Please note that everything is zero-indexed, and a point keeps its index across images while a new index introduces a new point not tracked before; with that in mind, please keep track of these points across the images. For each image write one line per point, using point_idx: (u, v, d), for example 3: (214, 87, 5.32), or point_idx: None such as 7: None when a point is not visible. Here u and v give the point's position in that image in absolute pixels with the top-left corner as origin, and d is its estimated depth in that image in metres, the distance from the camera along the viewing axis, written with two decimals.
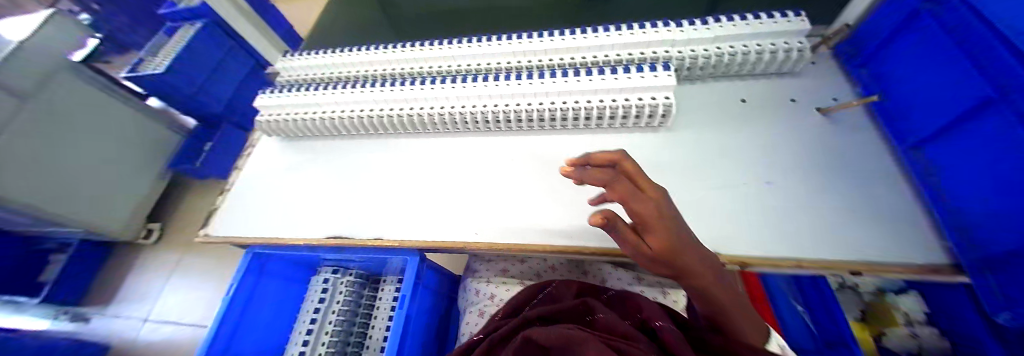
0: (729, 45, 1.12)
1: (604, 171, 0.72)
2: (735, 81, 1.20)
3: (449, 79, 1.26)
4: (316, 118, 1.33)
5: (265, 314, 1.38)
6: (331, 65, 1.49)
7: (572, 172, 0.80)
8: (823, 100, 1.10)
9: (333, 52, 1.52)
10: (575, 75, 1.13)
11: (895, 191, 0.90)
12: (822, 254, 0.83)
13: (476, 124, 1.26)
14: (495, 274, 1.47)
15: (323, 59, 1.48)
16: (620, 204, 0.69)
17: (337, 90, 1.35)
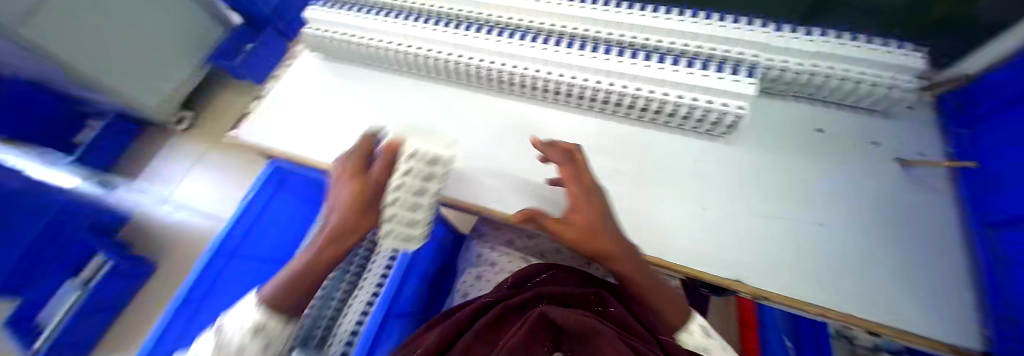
0: (828, 64, 0.99)
1: (560, 153, 0.88)
2: (814, 106, 1.09)
3: (510, 34, 1.19)
4: (360, 44, 1.27)
5: (279, 222, 1.44)
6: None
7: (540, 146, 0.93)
8: (907, 150, 0.98)
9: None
10: (645, 59, 1.03)
11: (960, 267, 0.81)
12: (853, 308, 0.78)
13: (523, 88, 1.20)
14: (499, 243, 1.47)
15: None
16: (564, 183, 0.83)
17: (388, 18, 1.29)
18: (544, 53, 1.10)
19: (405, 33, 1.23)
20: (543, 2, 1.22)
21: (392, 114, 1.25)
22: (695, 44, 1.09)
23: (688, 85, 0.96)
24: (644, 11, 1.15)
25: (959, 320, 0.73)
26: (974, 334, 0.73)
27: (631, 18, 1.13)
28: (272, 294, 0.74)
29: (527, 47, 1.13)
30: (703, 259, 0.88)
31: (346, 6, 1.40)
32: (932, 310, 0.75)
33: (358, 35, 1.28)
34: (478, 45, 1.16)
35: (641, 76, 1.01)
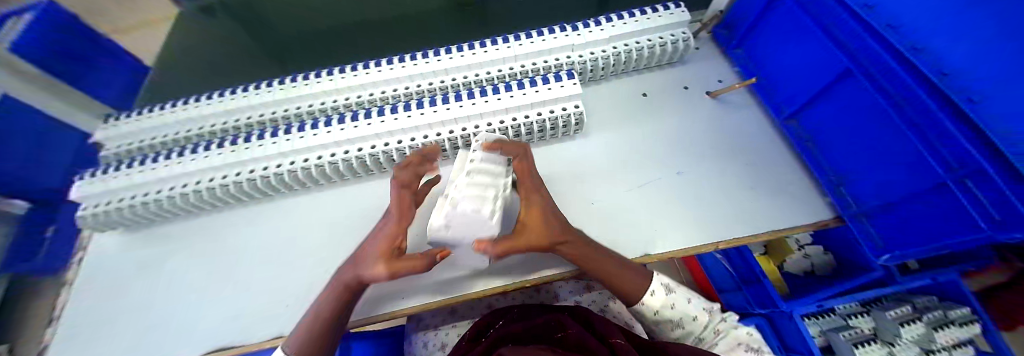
0: (624, 44, 1.15)
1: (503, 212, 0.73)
2: (634, 76, 1.23)
3: (339, 118, 1.08)
4: (170, 197, 1.03)
5: None
6: (184, 122, 1.20)
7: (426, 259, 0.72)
8: (710, 83, 1.18)
9: (182, 106, 1.22)
10: (482, 95, 1.05)
11: (779, 160, 1.01)
12: (731, 232, 0.90)
13: (382, 165, 1.08)
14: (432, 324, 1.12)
15: (174, 118, 1.19)
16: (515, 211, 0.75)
17: (195, 155, 1.07)
18: (387, 124, 1.03)
19: (224, 161, 1.04)
20: (367, 74, 1.19)
21: (244, 259, 1.00)
22: (519, 64, 1.17)
23: (529, 104, 1.02)
24: (462, 51, 1.20)
25: (785, 204, 0.93)
26: (802, 208, 0.92)
27: (453, 62, 1.16)
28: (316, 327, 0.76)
29: (366, 124, 1.04)
30: (610, 248, 0.92)
31: (126, 162, 1.10)
32: (771, 205, 0.93)
33: (168, 187, 1.05)
34: (312, 144, 1.03)
35: (486, 112, 1.02)
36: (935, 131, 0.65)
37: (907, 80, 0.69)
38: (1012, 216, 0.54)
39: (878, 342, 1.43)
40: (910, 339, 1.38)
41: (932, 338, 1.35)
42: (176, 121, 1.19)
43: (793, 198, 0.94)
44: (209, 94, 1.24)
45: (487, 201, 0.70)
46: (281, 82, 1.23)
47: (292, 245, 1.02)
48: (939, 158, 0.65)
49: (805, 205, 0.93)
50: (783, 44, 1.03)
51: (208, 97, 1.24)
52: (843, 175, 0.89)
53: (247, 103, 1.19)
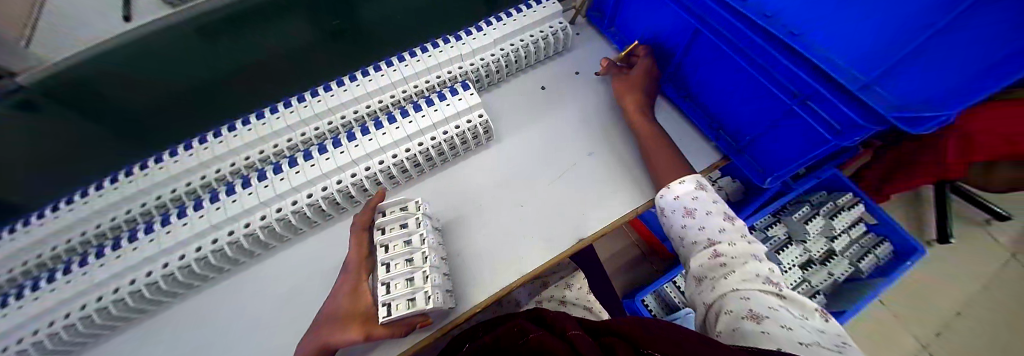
0: (507, 44, 1.17)
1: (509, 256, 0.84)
2: (528, 71, 1.25)
3: (224, 192, 0.96)
4: (10, 355, 0.80)
5: None
6: (10, 257, 0.96)
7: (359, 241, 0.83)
8: (597, 63, 1.25)
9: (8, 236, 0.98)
10: (377, 128, 1.00)
11: (669, 117, 1.10)
12: (645, 196, 0.97)
13: (289, 229, 0.99)
14: None
15: None
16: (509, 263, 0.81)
17: (38, 292, 0.87)
18: (274, 188, 0.94)
19: (86, 284, 0.87)
20: (238, 136, 1.07)
21: None
22: (412, 86, 1.13)
23: (431, 125, 0.99)
24: (347, 86, 1.14)
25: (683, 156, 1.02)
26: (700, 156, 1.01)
27: (340, 102, 1.10)
28: None
29: (248, 194, 0.94)
30: (544, 245, 0.93)
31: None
32: None
33: (1, 346, 0.82)
34: (199, 229, 0.92)
35: (387, 145, 0.97)
36: (771, 65, 0.76)
37: (741, 27, 0.79)
38: (845, 121, 0.66)
39: (795, 244, 1.64)
40: (816, 232, 1.63)
41: (832, 227, 1.61)
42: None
43: (690, 149, 1.03)
44: (39, 213, 1.01)
45: (418, 284, 0.75)
46: (137, 171, 1.05)
47: (207, 353, 0.87)
48: (785, 89, 0.75)
49: (700, 153, 1.02)
50: (643, 13, 1.11)
51: (41, 215, 1.01)
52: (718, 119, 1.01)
53: (101, 209, 1.00)
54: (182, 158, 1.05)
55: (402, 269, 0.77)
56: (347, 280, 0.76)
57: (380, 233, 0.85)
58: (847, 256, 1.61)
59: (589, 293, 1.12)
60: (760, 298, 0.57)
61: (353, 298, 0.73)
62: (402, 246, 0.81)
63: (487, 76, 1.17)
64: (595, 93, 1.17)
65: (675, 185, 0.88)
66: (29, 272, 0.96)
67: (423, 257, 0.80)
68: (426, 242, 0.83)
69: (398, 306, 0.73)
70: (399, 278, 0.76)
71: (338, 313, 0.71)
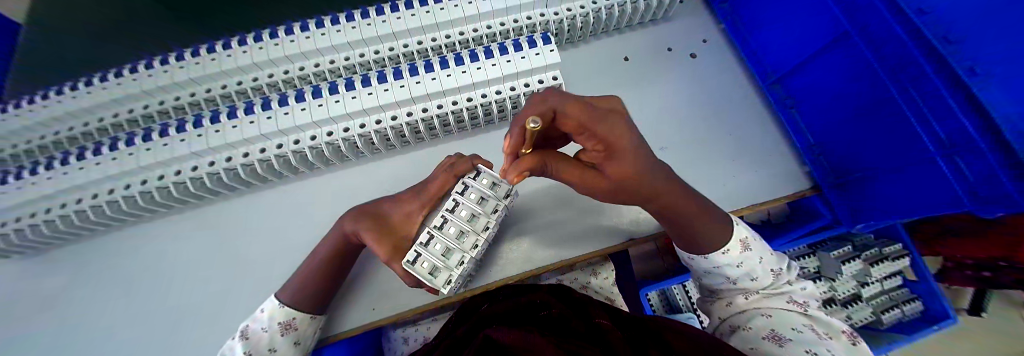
0: None
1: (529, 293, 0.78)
2: (612, 36, 1.10)
3: (275, 100, 0.91)
4: (85, 208, 0.89)
5: None
6: (78, 116, 1.03)
7: (452, 166, 0.73)
8: (696, 43, 1.08)
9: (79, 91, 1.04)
10: (441, 67, 0.90)
11: (765, 129, 0.97)
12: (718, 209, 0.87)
13: (338, 155, 0.96)
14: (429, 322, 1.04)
15: (65, 112, 1.01)
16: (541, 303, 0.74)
17: (101, 157, 0.92)
18: (324, 110, 0.87)
19: (138, 163, 0.89)
20: (292, 43, 1.00)
21: (187, 271, 0.90)
22: (485, 25, 1.02)
23: (500, 77, 0.88)
24: (412, 9, 1.01)
25: (767, 175, 0.91)
26: (783, 179, 0.91)
27: (405, 27, 0.98)
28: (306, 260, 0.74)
29: (298, 111, 0.88)
30: (592, 232, 0.90)
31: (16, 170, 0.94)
32: (756, 178, 0.91)
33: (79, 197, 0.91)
34: (247, 135, 0.88)
35: (449, 89, 0.87)
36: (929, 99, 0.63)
37: (907, 43, 0.63)
38: (995, 196, 0.55)
39: (822, 279, 1.61)
40: (849, 274, 1.56)
41: (868, 273, 1.53)
42: (71, 114, 1.02)
43: (776, 168, 0.92)
44: (106, 76, 1.04)
45: (449, 263, 0.66)
46: (198, 54, 1.04)
47: (240, 256, 0.91)
48: (930, 131, 0.63)
49: (785, 176, 0.91)
50: None
51: (105, 79, 1.04)
52: (823, 144, 0.88)
53: (164, 87, 1.02)
54: (239, 53, 1.01)
55: (452, 237, 0.67)
56: (411, 204, 0.72)
57: (460, 190, 0.72)
58: (870, 304, 1.57)
59: (614, 287, 1.09)
60: (786, 318, 0.56)
61: (407, 220, 0.71)
62: (465, 217, 0.69)
63: (567, 32, 1.04)
64: (683, 79, 1.03)
65: (716, 255, 0.61)
66: (102, 131, 1.06)
67: (478, 243, 0.69)
68: (488, 230, 0.70)
69: (422, 264, 0.65)
70: (439, 242, 0.67)
71: (385, 225, 0.71)
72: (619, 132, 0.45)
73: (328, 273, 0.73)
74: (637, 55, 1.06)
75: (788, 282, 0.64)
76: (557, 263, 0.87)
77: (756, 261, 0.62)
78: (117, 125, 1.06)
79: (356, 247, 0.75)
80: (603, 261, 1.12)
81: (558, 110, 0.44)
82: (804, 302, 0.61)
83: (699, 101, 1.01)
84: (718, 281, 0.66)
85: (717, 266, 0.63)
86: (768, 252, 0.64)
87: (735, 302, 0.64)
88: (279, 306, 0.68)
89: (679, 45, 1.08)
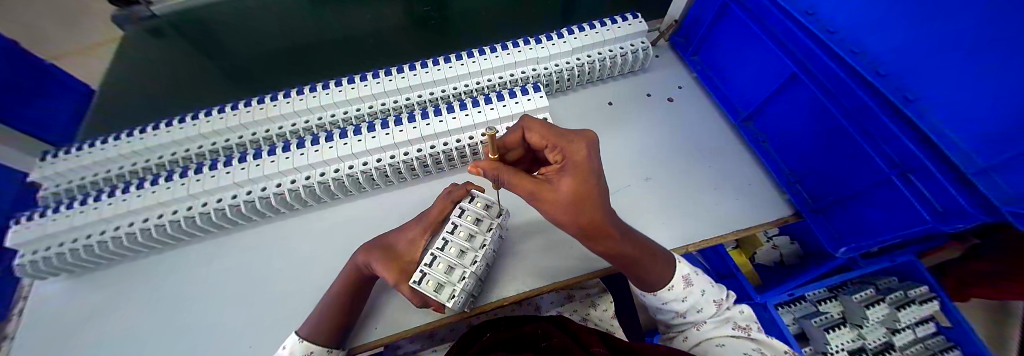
0: (586, 55, 1.19)
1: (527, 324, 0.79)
2: (600, 85, 1.26)
3: (309, 140, 1.07)
4: (132, 230, 1.01)
5: None
6: (147, 152, 1.23)
7: (451, 193, 0.83)
8: (672, 89, 1.23)
9: (148, 134, 1.24)
10: (448, 112, 1.06)
11: (742, 161, 1.05)
12: (701, 234, 0.92)
13: (354, 186, 1.08)
14: (426, 347, 1.04)
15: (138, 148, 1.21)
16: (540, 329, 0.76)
17: (156, 187, 1.07)
18: (348, 148, 1.02)
19: (186, 192, 1.03)
20: (326, 95, 1.20)
21: (210, 290, 0.99)
22: (486, 79, 1.19)
23: (497, 118, 1.02)
24: (426, 67, 1.22)
25: (746, 201, 0.98)
26: (763, 206, 0.97)
27: (419, 82, 1.18)
28: (325, 296, 0.81)
29: (327, 148, 1.03)
30: (582, 256, 0.95)
31: (81, 198, 1.09)
32: (737, 205, 0.97)
33: (129, 221, 1.04)
34: (282, 169, 1.02)
35: (453, 129, 1.02)
36: (874, 128, 0.71)
37: (849, 82, 0.74)
38: (953, 208, 0.60)
39: (847, 325, 1.46)
40: (876, 319, 1.41)
41: (896, 318, 1.39)
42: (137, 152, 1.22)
43: (755, 196, 0.98)
44: (174, 121, 1.26)
45: (451, 278, 0.73)
46: (248, 104, 1.25)
47: (257, 277, 0.99)
48: (883, 154, 0.71)
49: (764, 203, 0.97)
50: (735, 47, 1.08)
51: (169, 125, 1.26)
52: (797, 172, 0.95)
53: (217, 130, 1.21)
54: (282, 103, 1.21)
55: (453, 256, 0.76)
56: (415, 230, 0.79)
57: (457, 213, 0.81)
58: (906, 354, 1.39)
59: (612, 318, 1.09)
60: (735, 346, 0.67)
61: (410, 243, 0.79)
62: (464, 238, 0.77)
63: (556, 83, 1.21)
64: (663, 118, 1.16)
65: (662, 291, 0.70)
66: (161, 165, 1.23)
67: (476, 260, 0.77)
68: (484, 248, 0.79)
69: (428, 283, 0.72)
70: (442, 261, 0.75)
71: (393, 250, 0.79)
72: (575, 151, 0.60)
73: (347, 298, 0.79)
74: (620, 99, 1.21)
75: (729, 309, 0.73)
76: (550, 286, 0.91)
77: (697, 294, 0.71)
78: (173, 160, 1.24)
79: (370, 275, 0.82)
80: (600, 291, 1.13)
81: (530, 128, 0.64)
82: (747, 325, 0.71)
83: (679, 137, 1.11)
84: (671, 315, 0.75)
85: (665, 302, 0.72)
86: (708, 282, 0.74)
87: (690, 334, 0.72)
88: (299, 341, 0.73)
89: (657, 90, 1.22)
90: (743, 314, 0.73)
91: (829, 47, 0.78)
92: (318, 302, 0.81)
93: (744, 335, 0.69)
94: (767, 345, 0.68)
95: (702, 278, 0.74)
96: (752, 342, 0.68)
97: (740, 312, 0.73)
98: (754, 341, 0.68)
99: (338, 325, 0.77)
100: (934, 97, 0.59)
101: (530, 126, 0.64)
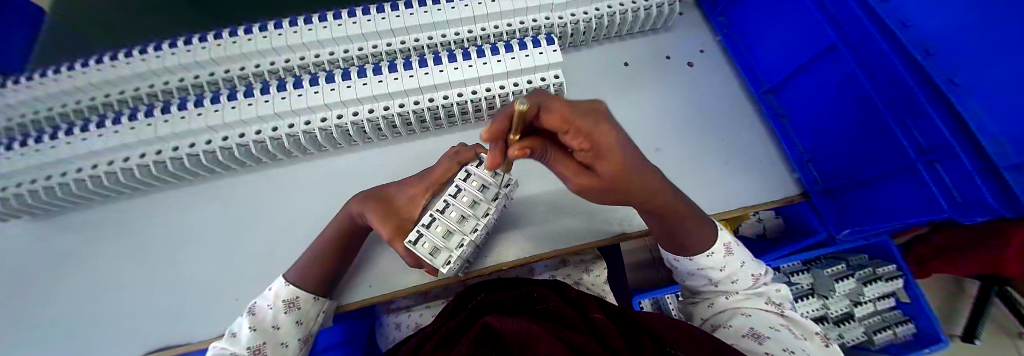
0: (605, 6, 1.06)
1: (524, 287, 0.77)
2: (617, 42, 1.15)
3: (291, 83, 0.96)
4: (96, 174, 0.92)
5: None
6: (106, 86, 1.09)
7: (456, 151, 0.78)
8: (693, 53, 1.13)
9: (103, 65, 1.09)
10: (450, 61, 0.95)
11: (757, 136, 1.01)
12: (707, 209, 0.90)
13: (344, 138, 1.00)
14: (417, 302, 1.03)
15: (95, 81, 1.07)
16: (538, 291, 0.74)
17: (117, 126, 0.95)
18: (337, 94, 0.92)
19: (153, 134, 0.93)
20: (310, 31, 1.06)
21: (191, 241, 0.93)
22: (492, 25, 1.07)
23: (504, 72, 0.92)
24: (425, 6, 1.07)
25: (755, 178, 0.95)
26: (772, 184, 0.94)
27: (418, 23, 1.04)
28: (313, 243, 0.76)
29: (312, 94, 0.92)
30: (584, 225, 0.93)
31: (34, 135, 0.98)
32: (747, 182, 0.94)
33: (92, 163, 0.94)
34: (262, 113, 0.92)
35: (456, 81, 0.92)
36: (909, 110, 0.66)
37: (891, 56, 0.68)
38: (974, 200, 0.58)
39: (815, 296, 1.56)
40: (843, 292, 1.50)
41: (861, 292, 1.49)
42: (93, 85, 1.07)
43: (765, 174, 0.96)
44: (134, 52, 1.10)
45: (449, 244, 0.69)
46: (219, 36, 1.10)
47: (241, 230, 0.94)
48: (913, 140, 0.67)
49: (773, 182, 0.95)
50: (771, 9, 0.98)
51: (127, 56, 1.10)
52: (812, 152, 0.92)
53: (186, 65, 1.07)
54: (259, 38, 1.07)
55: (453, 221, 0.71)
56: (415, 187, 0.76)
57: (463, 176, 0.76)
58: (863, 323, 1.52)
59: (605, 284, 1.11)
60: (763, 318, 0.62)
61: (410, 202, 0.75)
62: (467, 203, 0.73)
63: (570, 36, 1.10)
64: (680, 84, 1.08)
65: (700, 256, 0.69)
66: (124, 102, 1.11)
67: (478, 227, 0.72)
68: (487, 216, 0.73)
69: (423, 245, 0.68)
70: (441, 224, 0.71)
71: (390, 206, 0.75)
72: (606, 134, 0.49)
73: (337, 248, 0.75)
74: (636, 60, 1.12)
75: (764, 284, 0.70)
76: (549, 253, 0.89)
77: (736, 265, 0.68)
78: (137, 98, 1.10)
79: (363, 228, 0.78)
80: (595, 258, 1.13)
81: (549, 108, 0.47)
82: (779, 302, 0.67)
83: (695, 107, 1.05)
84: (701, 282, 0.73)
85: (700, 268, 0.70)
86: (750, 258, 0.71)
87: (717, 302, 0.70)
88: (285, 285, 0.70)
89: (677, 53, 1.13)
90: (779, 292, 0.70)
91: (876, 16, 0.70)
92: (306, 248, 0.77)
93: (774, 310, 0.64)
94: (800, 323, 0.62)
95: (743, 251, 0.72)
96: (781, 317, 0.63)
97: (774, 289, 0.69)
98: (785, 318, 0.63)
99: (324, 276, 0.74)
100: (982, 82, 0.53)
101: (548, 104, 0.47)
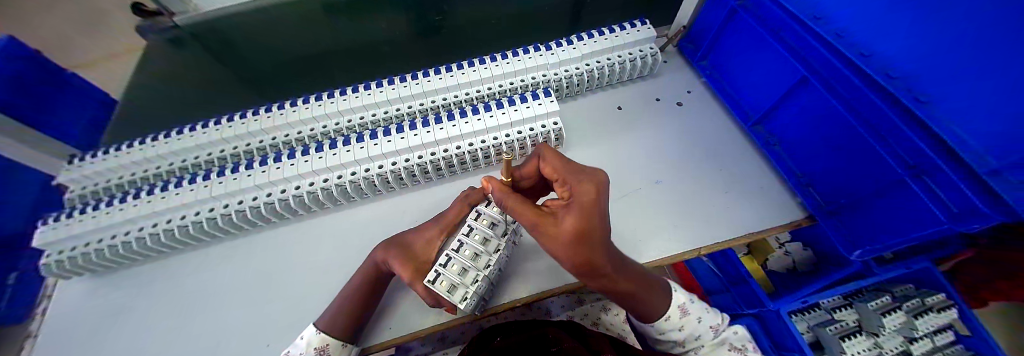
0: (596, 61, 1.21)
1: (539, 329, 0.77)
2: (610, 90, 1.28)
3: (327, 144, 1.10)
4: (154, 232, 1.04)
5: None
6: (170, 156, 1.26)
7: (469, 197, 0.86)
8: (681, 94, 1.24)
9: (170, 139, 1.28)
10: (462, 117, 1.08)
11: (753, 165, 1.06)
12: (714, 238, 0.93)
13: (368, 190, 1.10)
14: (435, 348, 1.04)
15: (161, 153, 1.25)
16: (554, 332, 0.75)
17: (178, 189, 1.09)
18: (365, 151, 1.04)
19: (208, 194, 1.06)
20: (343, 101, 1.24)
21: (227, 291, 1.00)
22: (498, 84, 1.22)
23: (509, 123, 1.04)
24: (440, 74, 1.24)
25: (758, 205, 0.98)
26: (776, 210, 0.97)
27: (434, 88, 1.21)
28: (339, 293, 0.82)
29: (344, 152, 1.05)
30: None
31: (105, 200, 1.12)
32: (751, 208, 0.97)
33: (151, 223, 1.07)
34: (302, 171, 1.04)
35: (467, 133, 1.04)
36: (887, 130, 0.71)
37: (859, 85, 0.75)
38: (968, 211, 0.59)
39: (862, 333, 1.40)
40: (893, 328, 1.35)
41: (913, 326, 1.33)
42: (160, 156, 1.25)
43: (768, 200, 0.99)
44: (196, 126, 1.29)
45: (465, 280, 0.73)
46: (267, 109, 1.28)
47: (273, 279, 1.01)
48: (898, 158, 0.70)
49: (777, 207, 0.97)
50: (743, 53, 1.10)
51: (190, 129, 1.29)
52: (811, 175, 0.95)
53: (237, 134, 1.25)
54: (301, 109, 1.25)
55: (467, 258, 0.76)
56: (433, 230, 0.83)
57: (473, 217, 0.82)
58: None
59: (625, 323, 1.07)
60: None
61: (428, 242, 0.82)
62: (479, 241, 0.78)
63: (566, 89, 1.24)
64: (672, 122, 1.17)
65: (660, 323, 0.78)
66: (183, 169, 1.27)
67: (490, 262, 0.77)
68: (499, 252, 0.78)
69: (441, 283, 0.72)
70: (457, 262, 0.75)
71: (408, 251, 0.81)
72: (584, 192, 0.58)
73: (365, 294, 0.80)
74: (629, 104, 1.23)
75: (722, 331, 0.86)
76: (563, 288, 0.91)
77: (694, 323, 0.81)
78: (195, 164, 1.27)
79: (383, 273, 0.83)
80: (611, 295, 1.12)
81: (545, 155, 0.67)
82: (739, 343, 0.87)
83: (690, 141, 1.12)
84: (671, 345, 0.86)
85: (663, 332, 0.81)
86: (706, 311, 0.84)
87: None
88: (317, 333, 0.75)
89: (668, 96, 1.24)
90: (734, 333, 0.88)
91: (839, 52, 0.78)
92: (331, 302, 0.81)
93: (735, 354, 0.85)
94: None
95: (698, 306, 0.84)
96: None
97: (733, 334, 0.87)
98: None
99: (348, 324, 0.77)
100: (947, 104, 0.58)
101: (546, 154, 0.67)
